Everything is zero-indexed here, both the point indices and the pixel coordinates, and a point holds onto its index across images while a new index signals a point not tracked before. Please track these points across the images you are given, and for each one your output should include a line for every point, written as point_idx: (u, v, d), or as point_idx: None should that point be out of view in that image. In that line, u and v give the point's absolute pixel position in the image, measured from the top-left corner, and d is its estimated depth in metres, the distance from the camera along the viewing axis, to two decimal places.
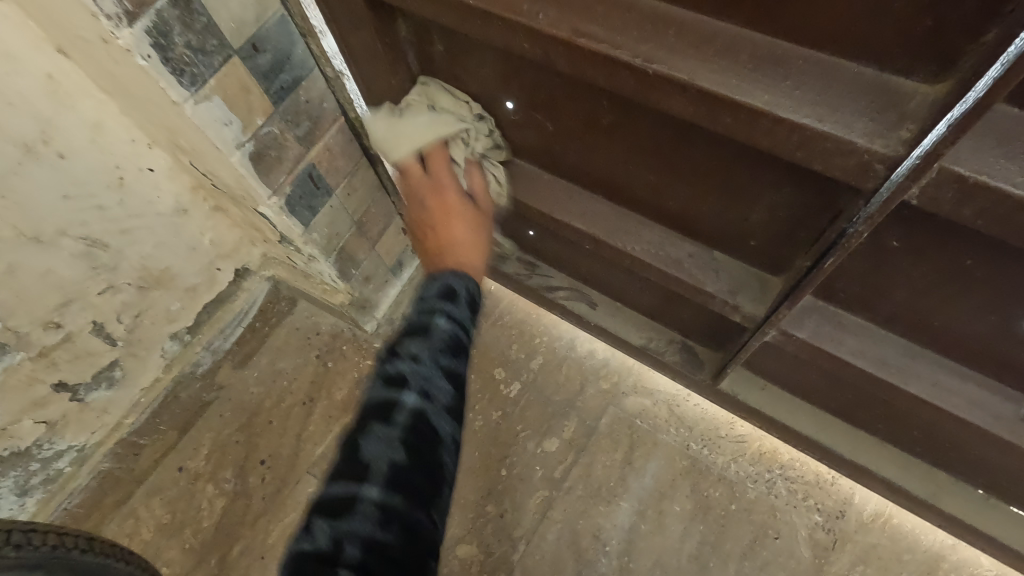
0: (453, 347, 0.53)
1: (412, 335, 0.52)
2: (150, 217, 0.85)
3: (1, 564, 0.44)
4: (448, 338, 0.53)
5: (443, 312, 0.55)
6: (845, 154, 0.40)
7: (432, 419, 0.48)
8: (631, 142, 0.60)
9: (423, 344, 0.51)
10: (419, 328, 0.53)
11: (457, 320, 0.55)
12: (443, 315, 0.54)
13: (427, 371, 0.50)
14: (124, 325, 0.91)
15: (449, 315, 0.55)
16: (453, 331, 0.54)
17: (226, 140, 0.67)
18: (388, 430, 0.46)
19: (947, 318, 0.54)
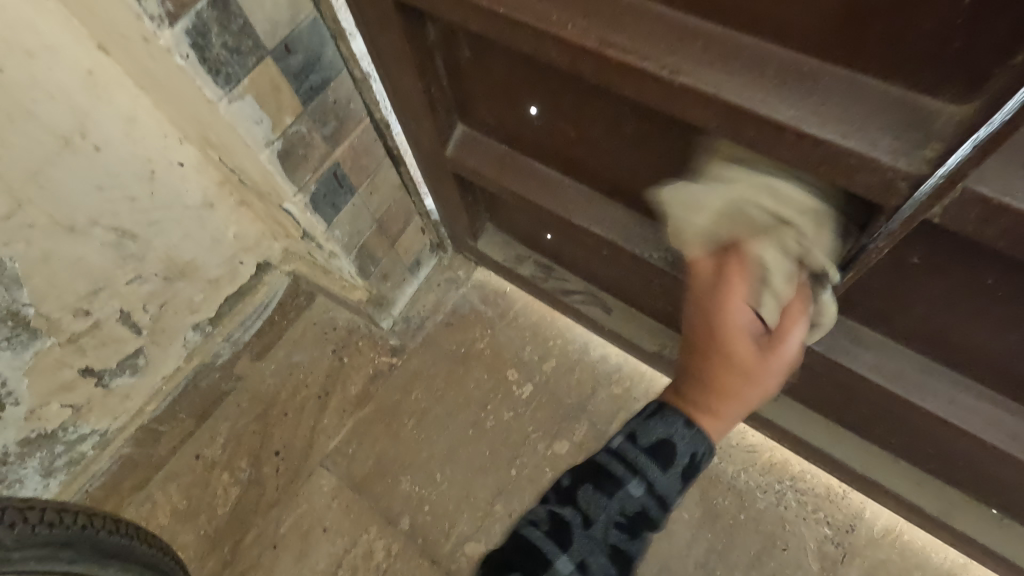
0: (630, 524, 0.50)
1: (597, 484, 0.50)
2: (178, 210, 0.87)
3: (49, 541, 0.47)
4: (634, 510, 0.49)
5: (642, 474, 0.50)
6: (869, 171, 0.40)
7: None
8: (653, 151, 0.61)
9: (604, 508, 0.49)
10: (611, 484, 0.50)
11: (657, 493, 0.50)
12: (639, 482, 0.50)
13: (591, 540, 0.48)
14: (149, 314, 0.93)
15: (650, 483, 0.50)
16: (647, 504, 0.50)
17: (256, 138, 0.68)
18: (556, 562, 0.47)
19: (966, 336, 0.54)
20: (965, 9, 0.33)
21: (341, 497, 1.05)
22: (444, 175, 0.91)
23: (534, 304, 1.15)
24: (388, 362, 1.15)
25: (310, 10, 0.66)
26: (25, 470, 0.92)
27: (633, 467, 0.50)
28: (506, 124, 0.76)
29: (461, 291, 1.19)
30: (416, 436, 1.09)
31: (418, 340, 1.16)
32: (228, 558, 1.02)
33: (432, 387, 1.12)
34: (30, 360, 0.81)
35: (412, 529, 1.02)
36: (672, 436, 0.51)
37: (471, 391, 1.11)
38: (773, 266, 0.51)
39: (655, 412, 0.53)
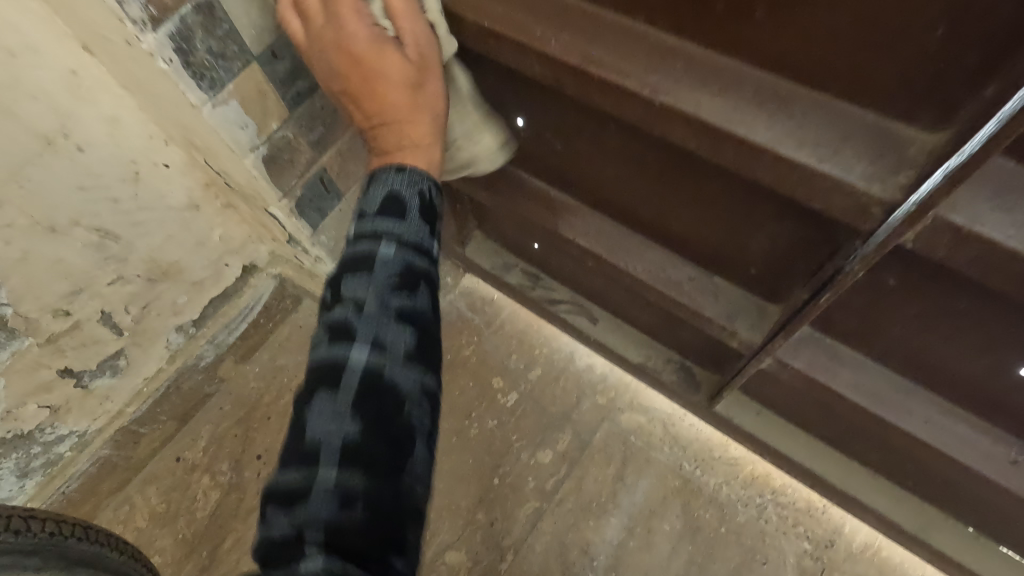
0: (403, 281, 0.45)
1: (352, 271, 0.45)
2: (162, 211, 0.86)
3: (17, 547, 0.46)
4: (396, 268, 0.44)
5: (381, 233, 0.45)
6: (844, 195, 0.41)
7: (384, 370, 0.42)
8: (637, 165, 0.61)
9: (365, 284, 0.44)
10: (360, 259, 0.45)
11: (412, 244, 0.46)
12: (387, 240, 0.45)
13: (365, 322, 0.42)
14: (131, 316, 0.92)
15: (397, 236, 0.45)
16: (402, 259, 0.45)
17: (240, 142, 0.68)
18: (336, 409, 0.40)
19: (941, 357, 0.55)
20: (936, 41, 0.34)
21: None
22: None
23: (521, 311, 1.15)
24: None
25: None
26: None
27: (363, 256, 0.45)
28: None
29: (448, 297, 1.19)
30: None
31: None
32: (205, 562, 1.01)
33: None
34: (8, 360, 0.80)
35: None
36: (392, 187, 0.47)
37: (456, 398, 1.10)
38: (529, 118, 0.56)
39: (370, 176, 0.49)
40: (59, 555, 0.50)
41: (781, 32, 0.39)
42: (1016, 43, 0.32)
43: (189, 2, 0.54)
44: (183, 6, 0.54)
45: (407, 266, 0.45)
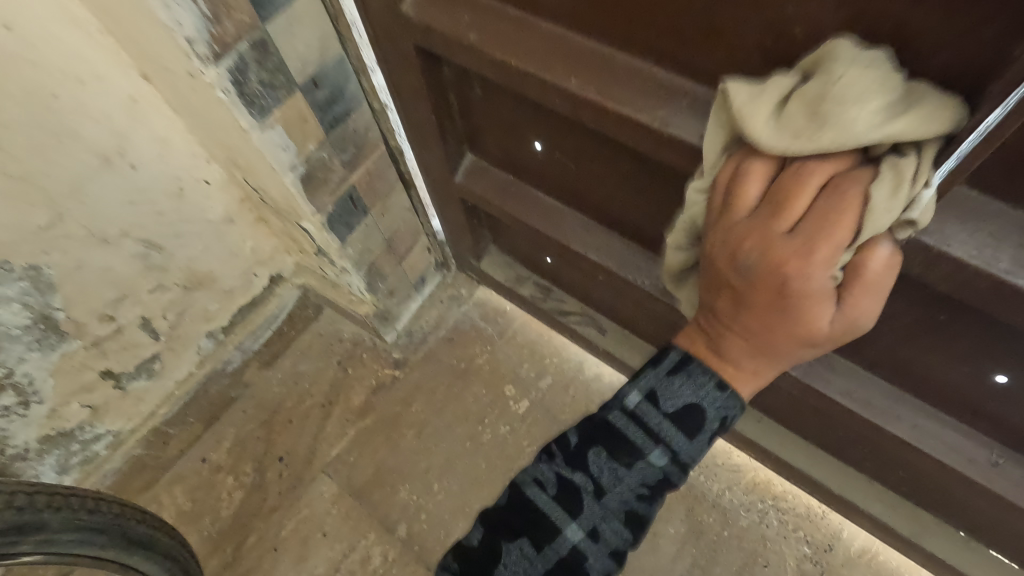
0: (649, 491, 0.49)
1: (609, 450, 0.49)
2: (201, 224, 0.92)
3: (86, 524, 0.52)
4: (651, 478, 0.48)
5: (658, 437, 0.48)
6: None
7: (588, 558, 0.48)
8: (645, 188, 0.67)
9: (615, 473, 0.48)
10: (629, 453, 0.48)
11: (677, 455, 0.48)
12: (662, 449, 0.48)
13: (598, 506, 0.48)
14: (167, 321, 0.98)
15: (668, 443, 0.48)
16: (665, 468, 0.48)
17: (282, 163, 0.74)
18: (529, 567, 0.48)
19: (925, 366, 0.60)
20: None
21: (341, 503, 1.10)
22: (452, 199, 0.97)
23: (532, 322, 1.21)
24: (391, 375, 1.20)
25: (337, 50, 0.72)
26: (42, 467, 0.96)
27: (619, 433, 0.49)
28: (511, 156, 0.82)
29: (462, 308, 1.24)
30: (415, 446, 1.13)
31: (420, 354, 1.21)
32: (229, 558, 1.06)
33: (432, 400, 1.17)
34: (57, 361, 0.85)
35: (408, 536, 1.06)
36: (699, 398, 0.48)
37: (470, 404, 1.15)
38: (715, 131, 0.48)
39: (680, 359, 0.49)
40: (120, 533, 0.55)
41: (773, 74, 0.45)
42: (972, 89, 0.37)
43: (246, 39, 0.60)
44: (241, 42, 0.60)
45: (650, 484, 0.48)
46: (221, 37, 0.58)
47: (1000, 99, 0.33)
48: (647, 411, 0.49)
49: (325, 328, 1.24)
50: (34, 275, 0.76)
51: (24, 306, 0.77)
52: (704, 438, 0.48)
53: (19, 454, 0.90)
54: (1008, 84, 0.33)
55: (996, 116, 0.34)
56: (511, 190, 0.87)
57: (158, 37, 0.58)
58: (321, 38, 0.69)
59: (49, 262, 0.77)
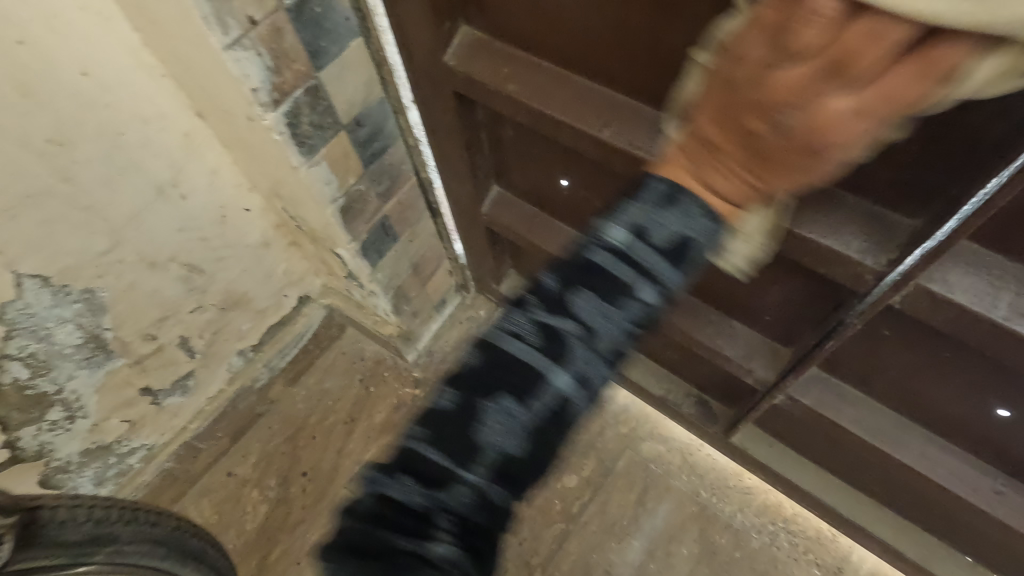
0: (636, 328, 0.46)
1: (594, 290, 0.45)
2: (239, 248, 0.97)
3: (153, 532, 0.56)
4: (638, 316, 0.46)
5: (647, 270, 0.45)
6: (843, 264, 0.51)
7: (573, 403, 0.45)
8: None
9: (603, 313, 0.44)
10: (616, 291, 0.45)
11: (664, 291, 0.46)
12: (652, 287, 0.46)
13: (586, 351, 0.44)
14: (203, 340, 1.03)
15: (659, 278, 0.46)
16: (653, 305, 0.46)
17: (325, 196, 0.79)
18: (510, 420, 0.43)
19: (931, 398, 0.63)
20: (911, 154, 0.44)
21: None
22: (477, 227, 1.02)
23: None
24: (412, 393, 1.24)
25: (379, 93, 0.77)
26: (81, 479, 1.00)
27: (603, 269, 0.45)
28: (537, 189, 0.87)
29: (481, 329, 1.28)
30: None
31: (440, 373, 1.25)
32: (255, 571, 1.09)
33: None
34: (103, 378, 0.90)
35: None
36: (687, 232, 0.46)
37: None
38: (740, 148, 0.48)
39: (665, 194, 0.46)
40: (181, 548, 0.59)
41: None
42: (970, 161, 0.42)
43: (302, 86, 0.66)
44: (297, 90, 0.66)
45: (638, 321, 0.46)
46: (280, 85, 0.64)
47: (993, 172, 0.38)
48: (638, 250, 0.46)
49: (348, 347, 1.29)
50: (89, 297, 0.80)
51: (78, 326, 0.82)
52: (693, 266, 0.47)
53: (61, 466, 0.94)
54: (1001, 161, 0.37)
55: (992, 185, 0.39)
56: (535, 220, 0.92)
57: (223, 85, 0.63)
58: (366, 83, 0.74)
59: (103, 285, 0.81)
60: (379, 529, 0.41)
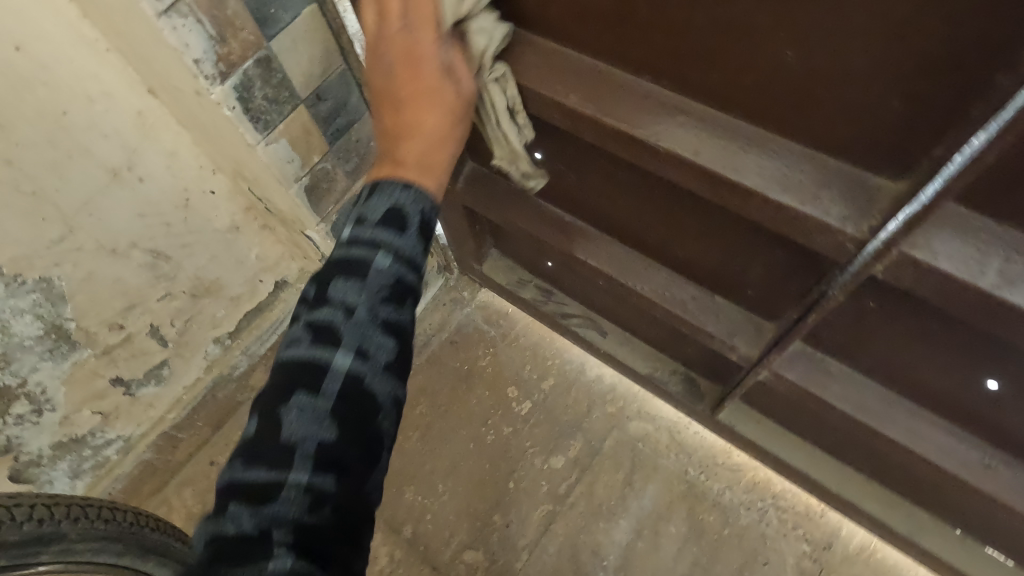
0: (393, 296, 0.49)
1: (344, 277, 0.48)
2: (207, 233, 0.94)
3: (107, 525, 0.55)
4: (388, 283, 0.49)
5: (381, 246, 0.49)
6: (823, 232, 0.48)
7: (367, 380, 0.45)
8: (643, 199, 0.68)
9: (357, 290, 0.47)
10: (359, 268, 0.48)
11: (404, 256, 0.50)
12: (385, 253, 0.49)
13: (359, 325, 0.46)
14: (176, 329, 1.00)
15: (392, 249, 0.49)
16: (398, 272, 0.49)
17: (288, 175, 0.76)
18: (309, 412, 0.43)
19: (917, 371, 0.61)
20: (891, 111, 0.41)
21: None
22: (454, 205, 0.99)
23: (534, 324, 1.22)
24: None
25: (339, 62, 0.71)
26: (55, 472, 0.98)
27: (356, 261, 0.49)
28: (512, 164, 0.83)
29: (465, 311, 1.25)
30: (420, 448, 1.15)
31: (424, 357, 1.23)
32: None
33: (437, 401, 1.18)
34: (68, 369, 0.88)
35: (414, 537, 1.07)
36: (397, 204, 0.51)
37: (473, 406, 1.16)
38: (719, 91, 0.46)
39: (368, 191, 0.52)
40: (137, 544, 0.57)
41: (766, 95, 0.46)
42: (954, 118, 0.38)
43: (251, 57, 0.62)
44: (246, 61, 0.62)
45: (393, 290, 0.49)
46: (227, 56, 0.60)
47: (982, 122, 0.37)
48: (360, 230, 0.50)
49: None
50: (45, 286, 0.78)
51: (37, 317, 0.80)
52: (420, 228, 0.51)
53: (33, 460, 0.93)
54: (993, 108, 0.36)
55: (979, 139, 0.37)
56: (512, 197, 0.88)
57: (165, 58, 0.59)
58: (323, 51, 0.68)
59: (60, 274, 0.78)
60: (210, 574, 0.38)
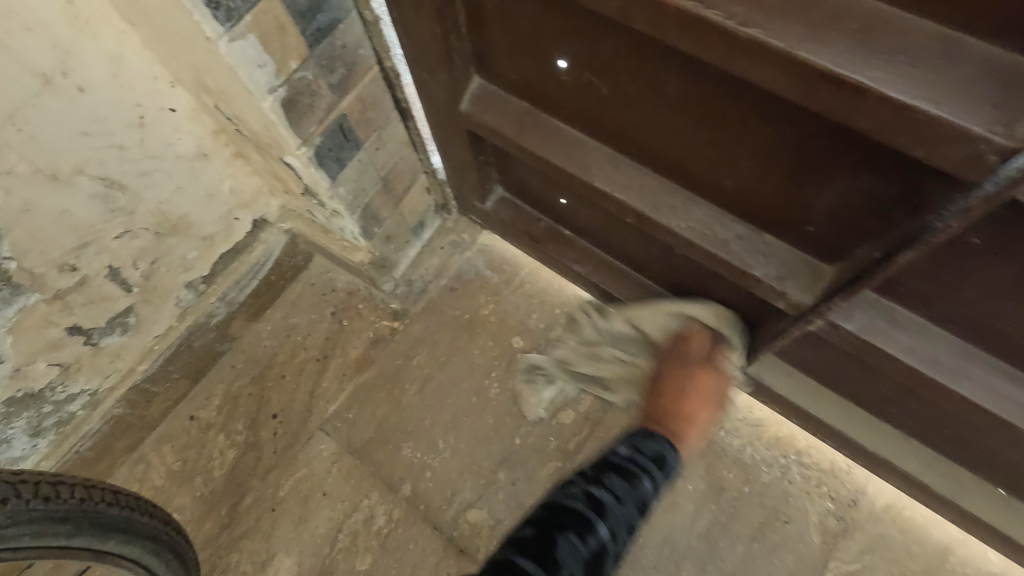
0: (581, 566, 0.62)
1: (560, 540, 0.63)
2: (169, 158, 0.80)
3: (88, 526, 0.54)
4: (581, 556, 0.63)
5: (560, 544, 0.63)
6: (958, 142, 0.37)
7: (566, 566, 0.61)
8: (698, 111, 0.56)
9: (562, 551, 0.62)
10: (561, 544, 0.63)
11: (579, 554, 0.63)
12: (564, 538, 0.64)
13: (569, 554, 0.62)
14: (139, 272, 0.88)
15: (569, 546, 0.63)
16: (572, 546, 0.63)
17: (257, 82, 0.62)
18: (569, 552, 0.63)
19: (1014, 321, 0.52)
20: None
21: (341, 461, 1.04)
22: (456, 131, 0.86)
23: (541, 270, 1.13)
24: (389, 327, 1.13)
25: None
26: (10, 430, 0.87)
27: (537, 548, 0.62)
28: (528, 78, 0.71)
29: (465, 255, 1.16)
30: (418, 401, 1.07)
31: (421, 305, 1.13)
32: (225, 520, 1.01)
33: (435, 352, 1.11)
34: (14, 317, 0.75)
35: (414, 496, 1.02)
36: (570, 527, 0.65)
37: (476, 357, 1.09)
38: (872, 71, 0.37)
39: (528, 536, 0.64)
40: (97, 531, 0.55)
41: None
42: None
43: None
44: None
45: (581, 542, 0.64)
46: None
47: None
48: (556, 543, 0.63)
49: (316, 277, 1.16)
50: None
51: None
52: None
53: None
54: None
55: None
56: (527, 119, 0.76)
57: None
58: None
59: None
60: None
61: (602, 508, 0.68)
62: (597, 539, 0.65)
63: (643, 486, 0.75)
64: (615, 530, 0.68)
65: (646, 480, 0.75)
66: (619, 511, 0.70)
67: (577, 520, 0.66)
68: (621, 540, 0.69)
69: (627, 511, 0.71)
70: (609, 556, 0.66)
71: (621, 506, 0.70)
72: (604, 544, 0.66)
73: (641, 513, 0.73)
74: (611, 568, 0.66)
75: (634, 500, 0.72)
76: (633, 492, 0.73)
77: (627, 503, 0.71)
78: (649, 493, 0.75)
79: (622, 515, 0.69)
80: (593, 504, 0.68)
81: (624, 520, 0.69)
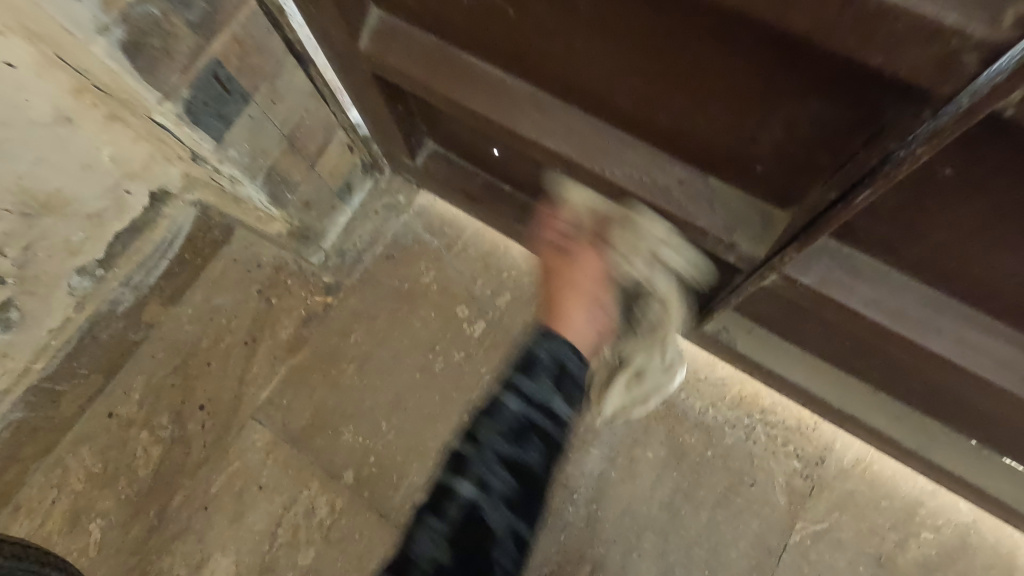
0: (453, 545, 0.52)
1: (418, 526, 0.54)
2: (19, 124, 0.67)
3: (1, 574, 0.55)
4: (445, 537, 0.53)
5: (420, 536, 0.53)
6: (923, 41, 0.28)
7: (429, 554, 0.52)
8: (617, 29, 0.46)
9: (426, 535, 0.53)
10: (427, 521, 0.54)
11: (444, 539, 0.52)
12: (429, 515, 0.54)
13: (429, 536, 0.53)
14: (11, 259, 0.76)
15: (429, 533, 0.53)
16: (434, 528, 0.53)
17: (80, 19, 0.51)
18: (432, 539, 0.53)
19: (990, 264, 0.44)
20: None
21: (277, 451, 0.97)
22: (364, 77, 0.74)
23: (484, 231, 1.03)
24: (323, 303, 1.03)
25: None
26: None
27: (409, 552, 0.54)
28: (429, 6, 0.59)
29: (401, 219, 1.05)
30: (357, 382, 0.99)
31: (356, 277, 1.03)
32: (155, 522, 0.93)
33: (374, 327, 1.02)
34: None
35: (357, 482, 0.95)
36: (424, 515, 0.55)
37: (418, 330, 1.01)
38: None
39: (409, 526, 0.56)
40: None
41: None
42: None
43: None
44: None
45: (441, 520, 0.53)
46: None
47: None
48: (417, 538, 0.54)
49: (238, 253, 1.04)
50: None
51: None
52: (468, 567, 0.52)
53: None
54: None
55: None
56: (435, 56, 0.64)
57: None
58: None
59: None
60: None
61: (458, 463, 0.56)
62: (458, 504, 0.54)
63: (503, 405, 0.58)
64: (484, 479, 0.54)
65: (505, 397, 0.59)
66: (474, 458, 0.56)
67: (435, 495, 0.56)
68: (501, 479, 0.55)
69: (489, 443, 0.56)
70: (488, 507, 0.54)
71: (474, 453, 0.56)
72: (468, 501, 0.54)
73: (521, 431, 0.57)
74: (501, 519, 0.54)
75: (490, 431, 0.57)
76: (498, 418, 0.58)
77: (481, 438, 0.56)
78: (517, 410, 0.58)
79: (488, 457, 0.55)
80: (450, 467, 0.56)
81: (489, 459, 0.55)
